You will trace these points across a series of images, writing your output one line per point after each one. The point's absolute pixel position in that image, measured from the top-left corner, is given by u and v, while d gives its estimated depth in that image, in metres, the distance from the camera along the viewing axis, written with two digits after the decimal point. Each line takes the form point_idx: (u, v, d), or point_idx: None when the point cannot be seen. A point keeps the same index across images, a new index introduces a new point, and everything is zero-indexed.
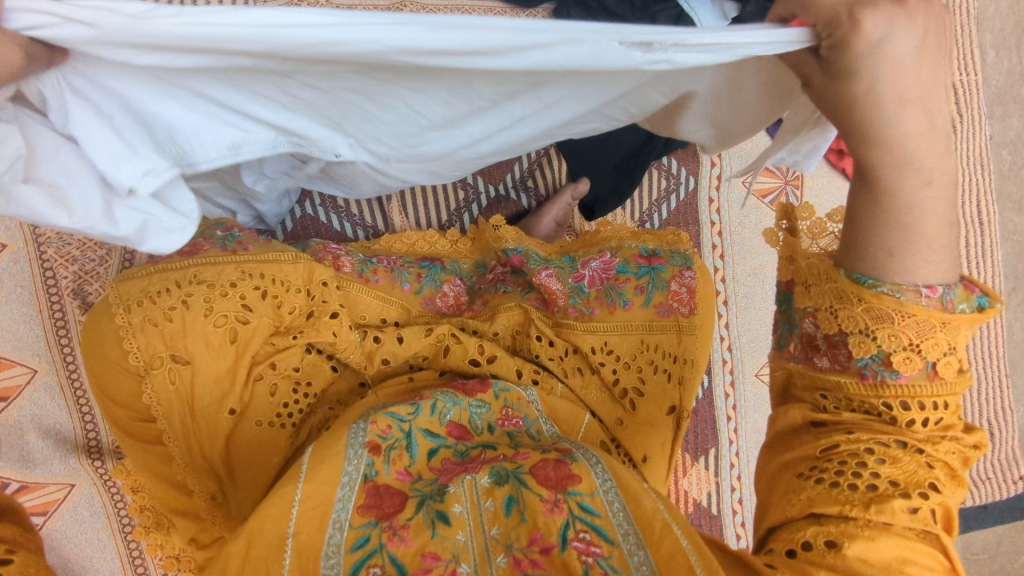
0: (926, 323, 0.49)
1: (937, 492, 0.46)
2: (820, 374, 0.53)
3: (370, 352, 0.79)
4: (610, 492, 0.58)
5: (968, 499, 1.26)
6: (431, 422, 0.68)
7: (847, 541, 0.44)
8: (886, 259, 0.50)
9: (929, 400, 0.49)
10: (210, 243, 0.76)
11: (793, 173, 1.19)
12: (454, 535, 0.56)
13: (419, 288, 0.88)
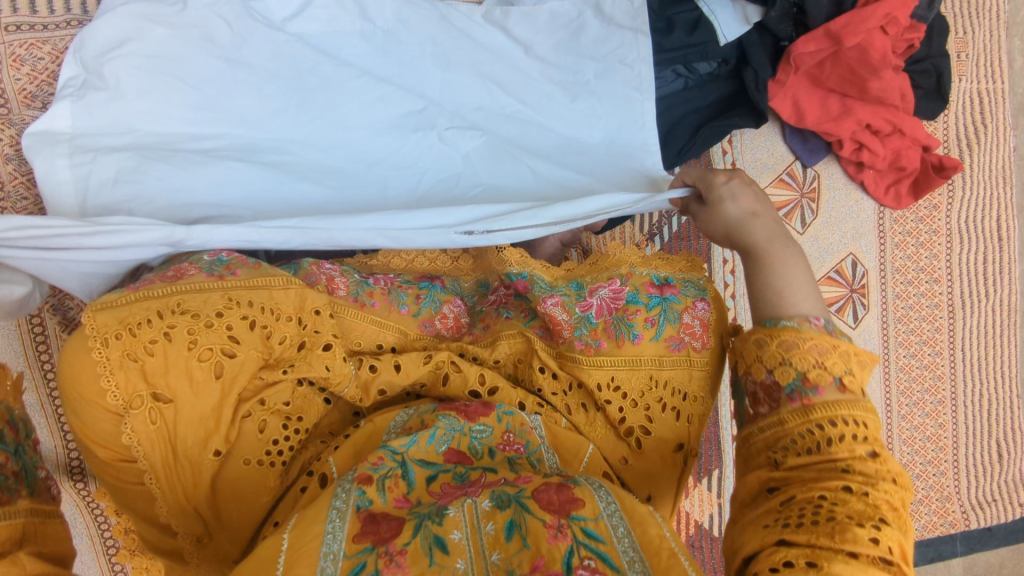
0: (823, 345, 0.57)
1: (890, 527, 0.46)
2: (766, 424, 0.57)
3: (367, 383, 0.75)
4: (614, 517, 0.57)
5: (974, 522, 1.24)
6: (428, 451, 0.65)
7: (825, 562, 0.43)
8: (775, 297, 0.62)
9: (848, 416, 0.53)
10: (194, 267, 0.73)
11: (810, 185, 1.15)
12: (452, 564, 0.53)
13: (416, 310, 0.84)
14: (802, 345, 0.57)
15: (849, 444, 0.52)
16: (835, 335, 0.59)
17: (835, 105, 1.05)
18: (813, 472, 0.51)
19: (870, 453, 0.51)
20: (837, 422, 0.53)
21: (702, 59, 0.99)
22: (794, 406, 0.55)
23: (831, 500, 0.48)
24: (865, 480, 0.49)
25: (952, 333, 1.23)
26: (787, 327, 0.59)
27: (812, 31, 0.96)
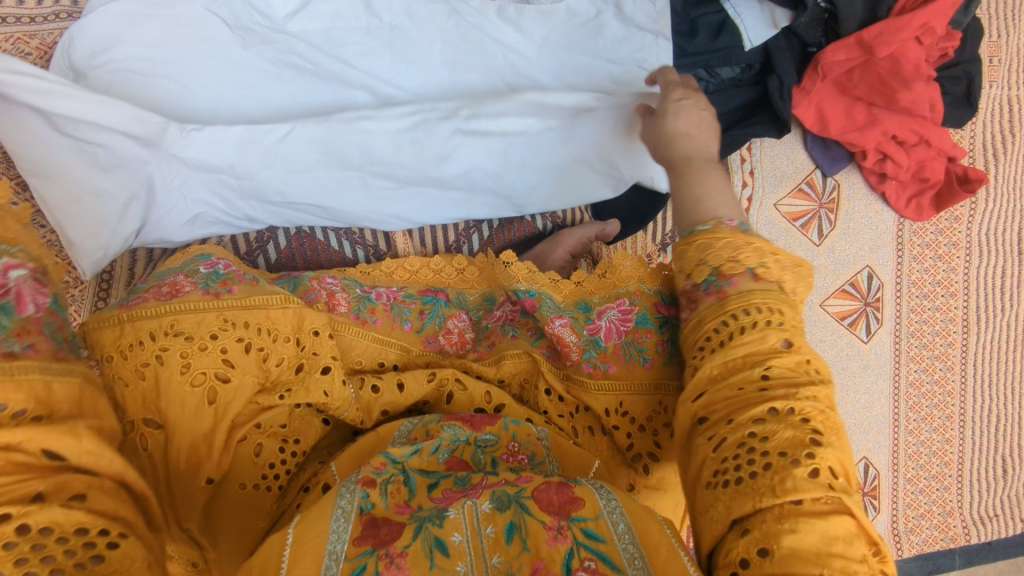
0: (734, 241, 0.60)
1: (821, 445, 0.47)
2: (694, 334, 0.59)
3: (369, 404, 0.73)
4: (614, 514, 0.55)
5: (975, 536, 1.23)
6: (428, 461, 0.63)
7: (774, 543, 0.44)
8: (696, 205, 0.66)
9: (763, 304, 0.56)
10: (190, 281, 0.71)
11: (829, 195, 1.11)
12: (452, 567, 0.51)
13: (420, 326, 0.82)
14: (716, 245, 0.61)
15: (762, 335, 0.54)
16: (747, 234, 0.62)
17: (860, 114, 1.00)
18: (734, 390, 0.52)
19: (783, 344, 0.54)
20: (748, 312, 0.55)
21: (723, 64, 0.94)
22: (712, 300, 0.58)
23: (761, 430, 0.49)
24: (790, 394, 0.50)
25: (965, 348, 1.20)
26: (701, 232, 0.62)
27: (843, 39, 0.91)
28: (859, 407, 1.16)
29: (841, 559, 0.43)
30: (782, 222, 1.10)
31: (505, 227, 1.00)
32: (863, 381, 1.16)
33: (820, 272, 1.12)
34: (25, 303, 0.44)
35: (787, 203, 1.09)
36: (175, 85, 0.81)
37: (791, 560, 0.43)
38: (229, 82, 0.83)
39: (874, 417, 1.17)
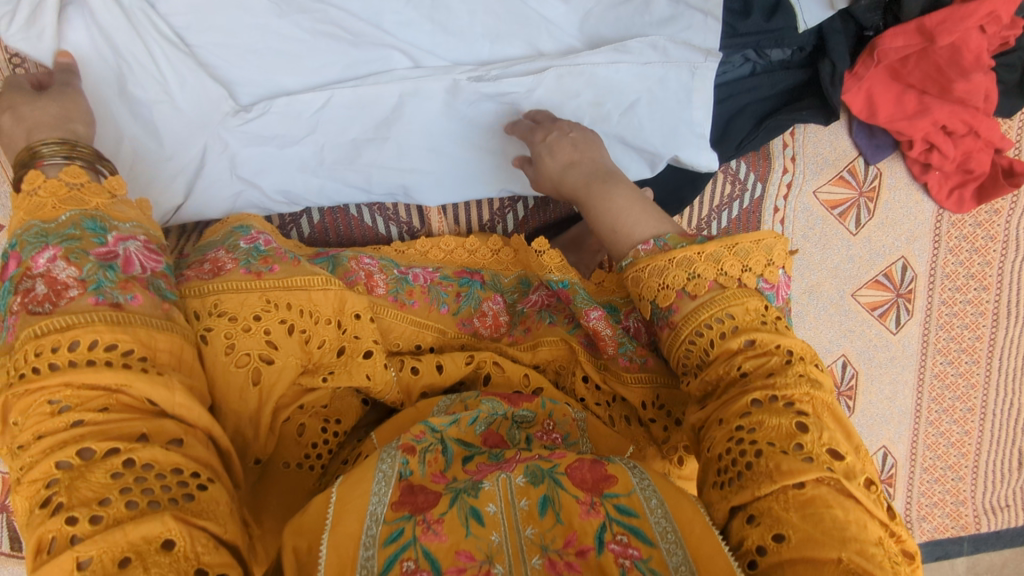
0: (660, 265, 0.64)
1: (809, 432, 0.52)
2: (672, 348, 0.64)
3: (408, 386, 0.73)
4: (648, 490, 0.53)
5: (984, 525, 1.25)
6: (466, 432, 0.63)
7: (790, 529, 0.47)
8: (615, 238, 0.69)
9: (710, 318, 0.61)
10: (232, 259, 0.69)
11: (869, 184, 1.08)
12: (488, 536, 0.50)
13: (457, 309, 0.81)
14: (644, 275, 0.65)
15: (727, 341, 0.60)
16: (667, 249, 0.65)
17: (911, 103, 0.97)
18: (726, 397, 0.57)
19: (745, 343, 0.59)
20: (702, 331, 0.61)
21: (775, 45, 0.91)
22: (668, 330, 0.64)
23: (747, 422, 0.54)
24: (766, 385, 0.56)
25: (992, 343, 1.18)
26: (627, 266, 0.67)
27: (903, 25, 0.89)
28: (882, 397, 1.16)
29: (857, 542, 0.46)
30: (820, 210, 1.07)
31: (540, 208, 0.98)
32: (888, 371, 1.16)
33: (855, 263, 1.10)
34: (131, 265, 0.56)
35: (825, 189, 1.06)
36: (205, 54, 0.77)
37: (809, 542, 0.46)
38: (265, 51, 0.79)
39: (896, 406, 1.17)
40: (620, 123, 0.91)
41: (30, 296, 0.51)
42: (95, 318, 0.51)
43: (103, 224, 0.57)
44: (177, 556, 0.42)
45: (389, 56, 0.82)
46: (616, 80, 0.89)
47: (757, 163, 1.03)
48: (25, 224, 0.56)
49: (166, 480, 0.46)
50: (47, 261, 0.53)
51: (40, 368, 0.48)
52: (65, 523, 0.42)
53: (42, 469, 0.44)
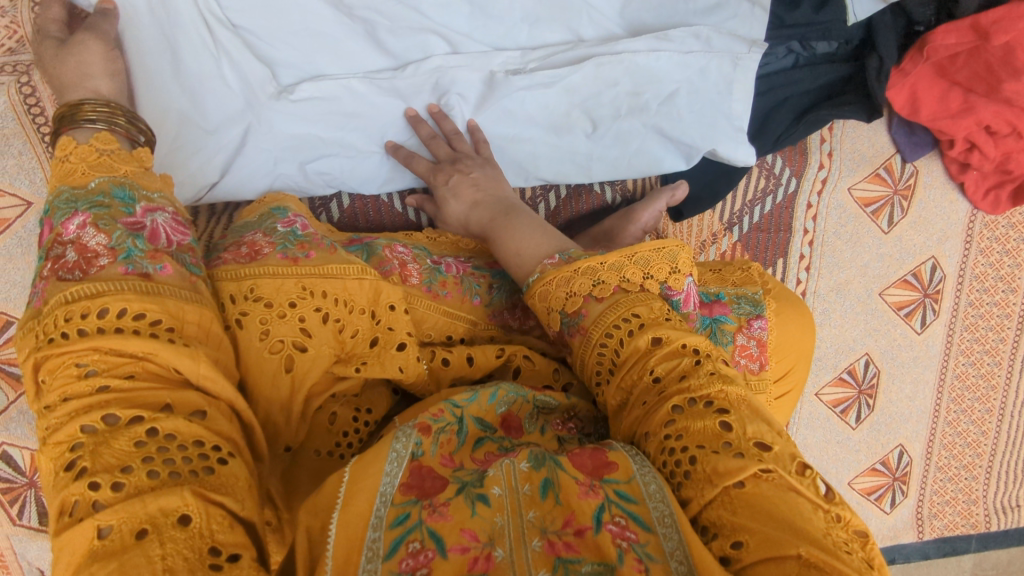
0: (566, 276, 0.65)
1: (732, 428, 0.52)
2: (585, 360, 0.63)
3: (439, 377, 0.72)
4: (647, 475, 0.52)
5: (994, 523, 1.26)
6: (485, 410, 0.62)
7: (746, 532, 0.46)
8: (519, 255, 0.71)
9: (614, 321, 0.61)
10: (269, 243, 0.68)
11: (905, 181, 1.06)
12: (492, 517, 0.49)
13: (489, 301, 0.80)
14: (551, 288, 0.65)
15: (634, 341, 0.60)
16: (571, 261, 0.66)
17: (955, 101, 0.94)
18: (642, 405, 0.57)
19: (654, 343, 0.59)
20: (611, 333, 0.61)
21: (821, 37, 0.89)
22: (580, 337, 0.64)
23: (673, 430, 0.53)
24: (684, 388, 0.55)
25: (1016, 345, 1.18)
26: (534, 283, 0.67)
27: (957, 22, 0.87)
28: (903, 396, 1.15)
29: (812, 535, 0.45)
30: (854, 207, 1.05)
31: (572, 197, 0.95)
32: (910, 372, 1.15)
33: (885, 262, 1.09)
34: (161, 237, 0.53)
35: (862, 186, 1.04)
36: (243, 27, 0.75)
37: (767, 543, 0.45)
38: (304, 32, 0.77)
39: (916, 406, 1.17)
40: (663, 114, 0.88)
41: (60, 263, 0.49)
42: (125, 286, 0.48)
43: (133, 192, 0.55)
44: (194, 532, 0.39)
45: (427, 38, 0.80)
46: (656, 68, 0.86)
47: (794, 158, 1.00)
48: (55, 190, 0.54)
49: (187, 453, 0.42)
50: (76, 227, 0.51)
51: (66, 334, 0.45)
52: (86, 488, 0.39)
53: (67, 433, 0.42)
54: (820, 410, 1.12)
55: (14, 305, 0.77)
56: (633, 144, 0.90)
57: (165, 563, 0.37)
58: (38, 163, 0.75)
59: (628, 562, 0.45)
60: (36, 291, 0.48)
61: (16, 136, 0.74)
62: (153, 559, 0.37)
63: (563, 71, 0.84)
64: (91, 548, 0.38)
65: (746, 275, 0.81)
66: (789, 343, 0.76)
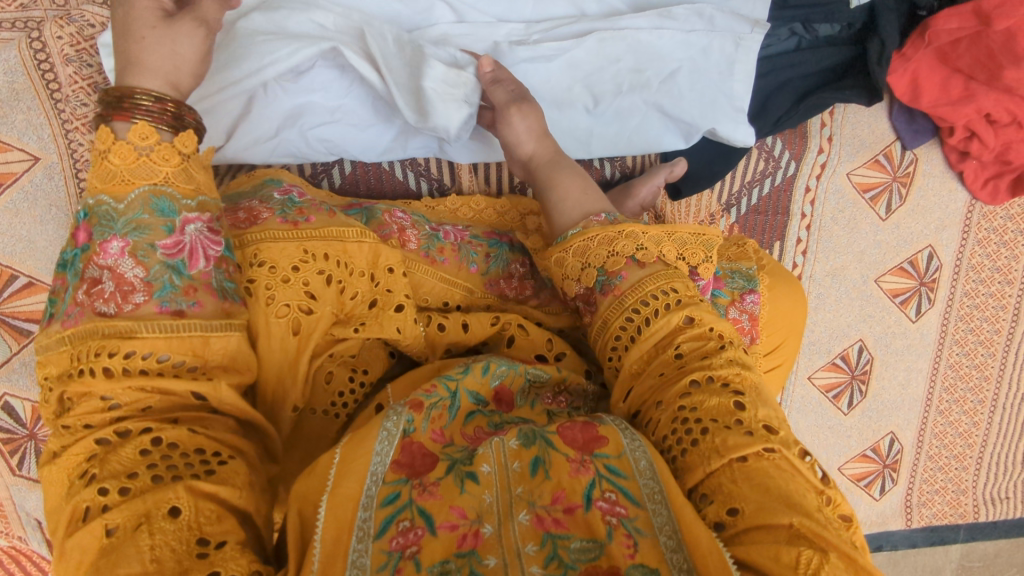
0: (607, 237, 0.68)
1: (744, 410, 0.55)
2: (609, 323, 0.66)
3: (434, 341, 0.73)
4: (637, 451, 0.54)
5: (982, 514, 1.26)
6: (481, 384, 0.63)
7: (743, 504, 0.49)
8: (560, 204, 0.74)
9: (652, 289, 0.64)
10: (267, 209, 0.69)
11: (904, 169, 1.06)
12: (482, 495, 0.51)
13: (485, 269, 0.81)
14: (593, 245, 0.68)
15: (667, 316, 0.62)
16: (616, 223, 0.70)
17: (957, 88, 0.94)
18: (658, 376, 0.61)
19: (685, 321, 0.62)
20: (647, 301, 0.63)
21: (824, 20, 0.89)
22: (612, 299, 0.66)
23: (687, 402, 0.57)
24: (703, 365, 0.59)
25: (1010, 337, 1.18)
26: (574, 236, 0.70)
27: (959, 7, 0.88)
28: (895, 384, 1.16)
29: (804, 508, 0.48)
30: (853, 192, 1.06)
31: None
32: (904, 359, 1.15)
33: (882, 249, 1.09)
34: (195, 261, 0.52)
35: (861, 172, 1.04)
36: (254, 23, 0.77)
37: (760, 514, 0.48)
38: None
39: (909, 394, 1.17)
40: (667, 93, 0.89)
41: (96, 291, 0.50)
42: (151, 329, 0.49)
43: (172, 203, 0.53)
44: (183, 523, 0.43)
45: (433, 7, 0.83)
46: (659, 46, 0.87)
47: (794, 141, 1.01)
48: (95, 196, 0.52)
49: (187, 458, 0.46)
50: (114, 253, 0.50)
51: (95, 372, 0.46)
52: (95, 494, 0.43)
53: (82, 445, 0.45)
54: (812, 395, 1.13)
55: (19, 258, 0.79)
56: (634, 120, 0.91)
57: (156, 554, 0.41)
58: (46, 119, 0.77)
59: (617, 539, 0.48)
60: (72, 315, 0.50)
61: (26, 92, 0.75)
62: (143, 549, 0.41)
63: (566, 45, 0.85)
64: (100, 545, 0.41)
65: (741, 251, 0.82)
66: (781, 317, 0.78)
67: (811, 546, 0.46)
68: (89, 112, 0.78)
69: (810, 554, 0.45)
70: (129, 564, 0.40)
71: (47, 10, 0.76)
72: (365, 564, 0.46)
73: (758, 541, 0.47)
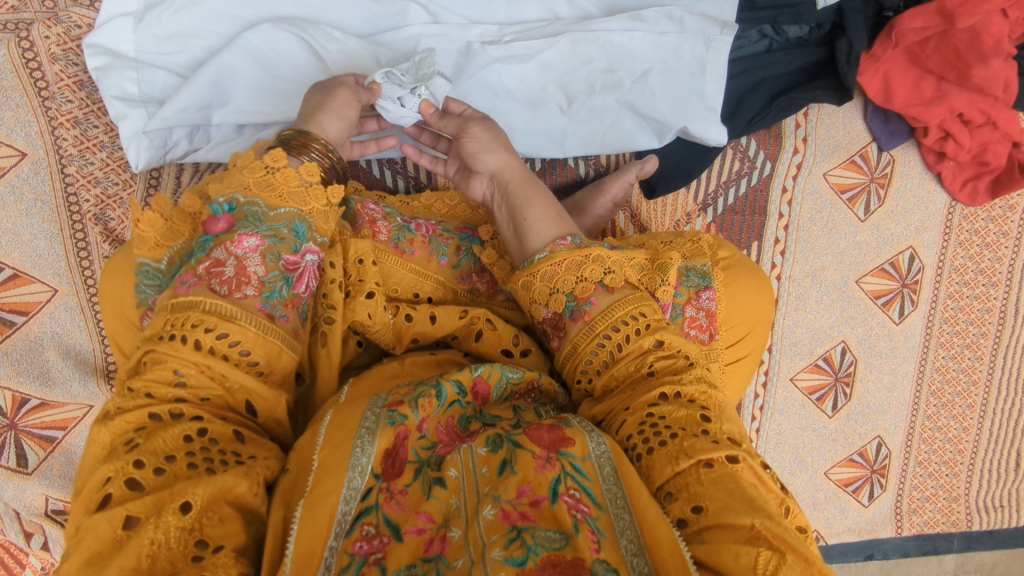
0: (575, 261, 0.69)
1: (710, 422, 0.58)
2: (578, 343, 0.67)
3: (401, 331, 0.74)
4: (602, 456, 0.54)
5: (976, 523, 1.24)
6: (462, 376, 0.62)
7: (707, 503, 0.51)
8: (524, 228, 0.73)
9: (622, 316, 0.66)
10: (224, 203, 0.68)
11: (881, 170, 1.07)
12: (448, 499, 0.52)
13: (456, 262, 0.81)
14: (560, 270, 0.69)
15: (639, 339, 0.65)
16: (583, 246, 0.71)
17: (928, 89, 0.96)
18: (630, 390, 0.63)
19: (655, 343, 0.65)
20: (618, 327, 0.66)
21: (792, 21, 0.91)
22: (581, 325, 0.67)
23: (656, 412, 0.59)
24: (674, 381, 0.62)
25: (997, 340, 1.18)
26: (540, 260, 0.70)
27: (924, 6, 0.90)
28: (880, 387, 1.15)
29: (766, 513, 0.49)
30: (830, 193, 1.07)
31: (547, 171, 0.98)
32: (888, 362, 1.15)
33: (862, 249, 1.10)
34: (302, 284, 0.63)
35: (837, 173, 1.06)
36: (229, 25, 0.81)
37: (722, 512, 0.50)
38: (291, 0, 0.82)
39: (895, 398, 1.16)
40: (638, 92, 0.91)
41: (217, 271, 0.59)
42: (251, 322, 0.57)
43: (307, 232, 0.66)
44: (188, 522, 0.45)
45: (407, 9, 0.85)
46: (631, 47, 0.89)
47: (768, 141, 1.03)
48: (249, 198, 0.65)
49: (222, 456, 0.51)
50: (248, 247, 0.61)
51: (186, 341, 0.54)
52: (128, 465, 0.47)
53: (137, 414, 0.51)
54: (795, 397, 1.12)
55: (4, 251, 0.81)
56: (606, 120, 0.93)
57: (152, 550, 0.43)
58: (33, 116, 0.80)
59: (584, 532, 0.48)
60: (185, 283, 0.58)
61: (14, 89, 0.79)
62: (145, 542, 0.43)
63: (538, 45, 0.88)
64: (115, 534, 0.44)
65: (695, 247, 0.81)
66: (742, 309, 0.79)
67: (770, 547, 0.47)
68: (74, 109, 0.82)
69: (768, 554, 0.46)
70: (126, 553, 0.43)
71: (37, 12, 0.80)
72: (331, 564, 0.47)
73: (718, 539, 0.48)
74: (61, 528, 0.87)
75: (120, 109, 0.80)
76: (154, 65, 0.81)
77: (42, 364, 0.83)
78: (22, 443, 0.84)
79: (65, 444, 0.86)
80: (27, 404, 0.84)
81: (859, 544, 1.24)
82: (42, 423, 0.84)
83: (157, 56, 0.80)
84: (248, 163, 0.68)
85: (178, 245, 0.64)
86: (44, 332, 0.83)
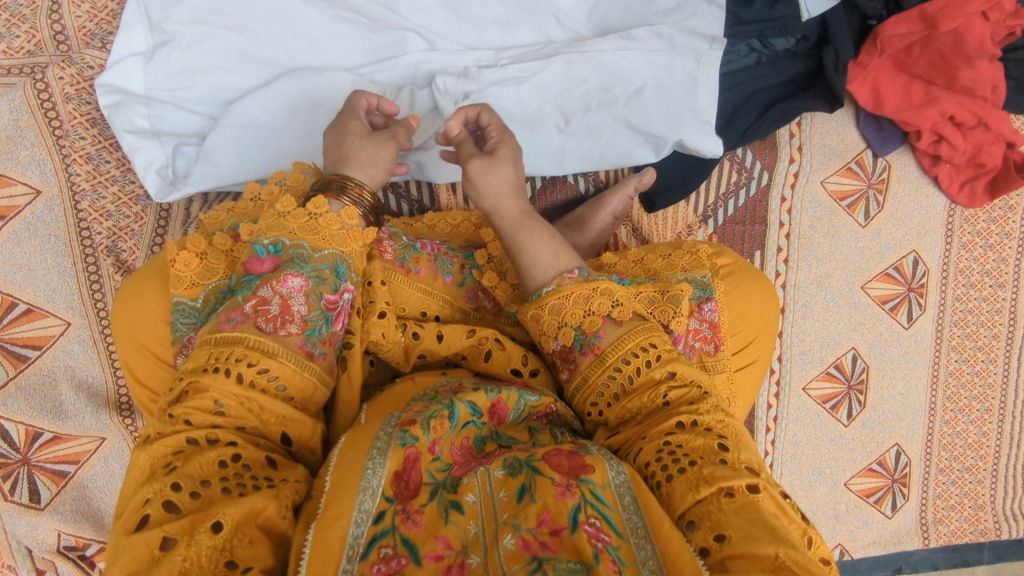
0: (584, 295, 0.69)
1: (728, 450, 0.58)
2: (589, 368, 0.68)
3: (408, 349, 0.73)
4: (622, 486, 0.53)
5: (1004, 531, 1.20)
6: (477, 395, 0.60)
7: (731, 531, 0.49)
8: (528, 261, 0.73)
9: (634, 347, 0.67)
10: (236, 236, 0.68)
11: (878, 175, 1.09)
12: (466, 525, 0.50)
13: (461, 280, 0.81)
14: (568, 304, 0.69)
15: (650, 369, 0.65)
16: (591, 279, 0.70)
17: (918, 93, 0.99)
18: (648, 419, 0.63)
19: (668, 374, 0.65)
20: (630, 358, 0.66)
21: (780, 34, 0.93)
22: (591, 358, 0.68)
23: (673, 441, 0.59)
24: (691, 411, 0.62)
25: (1010, 342, 1.16)
26: (548, 293, 0.70)
27: (905, 13, 0.92)
28: (895, 393, 1.14)
29: (792, 542, 0.48)
30: (830, 200, 1.08)
31: (546, 189, 0.99)
32: (901, 367, 1.14)
33: (865, 254, 1.10)
34: (339, 322, 0.64)
35: (835, 180, 1.07)
36: (233, 60, 0.84)
37: (747, 541, 0.48)
38: (292, 34, 0.85)
39: (910, 403, 1.15)
40: (635, 108, 0.93)
41: (263, 309, 0.60)
42: (292, 358, 0.58)
43: (348, 272, 0.66)
44: (220, 541, 0.45)
45: (405, 38, 0.88)
46: (624, 66, 0.92)
47: (764, 152, 1.05)
48: (295, 241, 0.65)
49: (254, 480, 0.50)
50: (293, 287, 0.62)
51: (229, 373, 0.54)
52: (167, 488, 0.47)
53: (174, 439, 0.51)
54: (809, 406, 1.11)
55: (19, 285, 0.83)
56: (603, 137, 0.95)
57: (184, 566, 0.43)
58: (48, 155, 0.83)
59: (604, 562, 0.46)
60: (232, 319, 0.59)
61: (30, 128, 0.82)
62: (177, 560, 0.43)
63: (533, 67, 0.91)
64: (151, 555, 0.44)
65: (694, 258, 0.81)
66: (745, 314, 0.80)
67: None
68: (87, 145, 0.85)
69: None
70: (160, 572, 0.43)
71: (51, 56, 0.83)
72: None
73: (744, 568, 0.47)
74: (73, 563, 0.88)
75: (132, 142, 0.83)
76: (163, 101, 0.84)
77: (55, 398, 0.84)
78: (35, 478, 0.85)
79: (77, 478, 0.86)
80: (41, 438, 0.84)
81: (886, 558, 1.20)
82: (55, 457, 0.85)
83: (167, 93, 0.83)
84: (290, 208, 0.67)
85: (214, 284, 0.65)
86: (57, 365, 0.84)
